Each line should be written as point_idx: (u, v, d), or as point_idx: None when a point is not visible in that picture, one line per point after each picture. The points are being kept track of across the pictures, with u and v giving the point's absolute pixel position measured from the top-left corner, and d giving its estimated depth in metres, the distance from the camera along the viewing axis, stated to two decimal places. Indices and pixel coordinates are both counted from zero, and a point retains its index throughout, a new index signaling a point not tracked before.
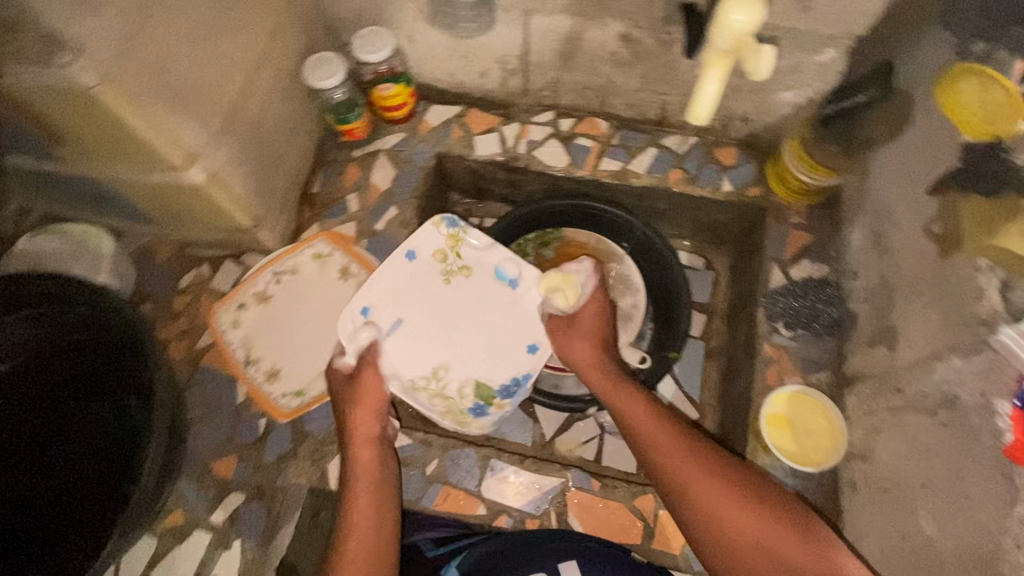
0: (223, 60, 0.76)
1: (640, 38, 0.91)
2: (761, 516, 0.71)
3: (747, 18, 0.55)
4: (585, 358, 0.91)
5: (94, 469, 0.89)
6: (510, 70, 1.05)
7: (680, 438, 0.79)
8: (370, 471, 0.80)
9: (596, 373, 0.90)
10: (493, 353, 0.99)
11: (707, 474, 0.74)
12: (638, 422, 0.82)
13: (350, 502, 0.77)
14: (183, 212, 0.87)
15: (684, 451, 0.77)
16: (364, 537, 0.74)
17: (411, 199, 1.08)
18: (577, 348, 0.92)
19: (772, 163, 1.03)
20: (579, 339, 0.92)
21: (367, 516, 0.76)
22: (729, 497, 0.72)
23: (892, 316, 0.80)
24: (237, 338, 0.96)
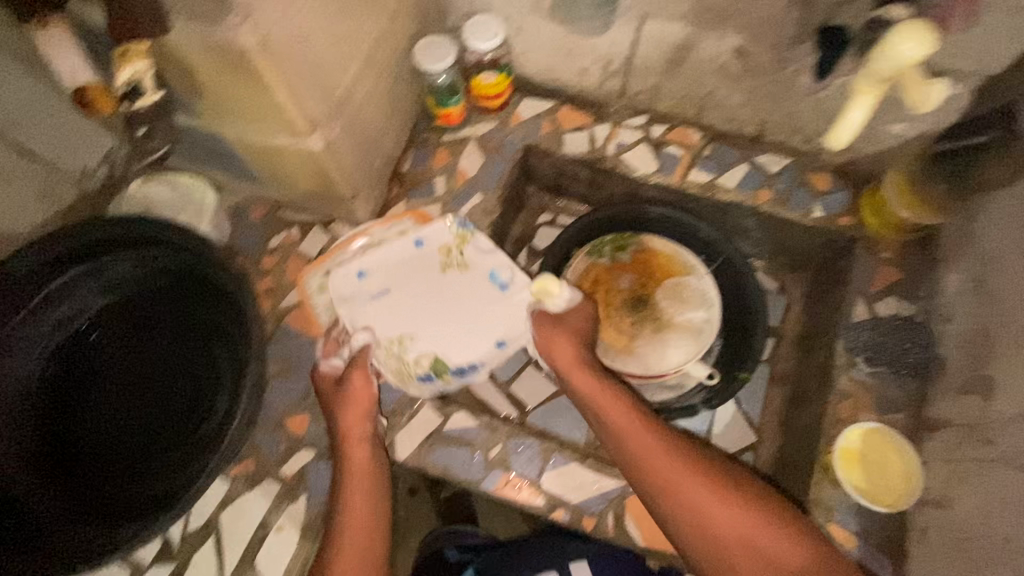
0: (354, 35, 0.79)
1: (756, 54, 0.90)
2: (749, 524, 0.74)
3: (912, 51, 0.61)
4: (569, 359, 0.88)
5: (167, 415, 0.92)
6: (612, 71, 1.05)
7: (666, 451, 0.80)
8: (360, 469, 0.83)
9: (579, 375, 0.87)
10: (461, 337, 0.97)
11: (695, 490, 0.76)
12: (624, 436, 0.82)
13: (343, 498, 0.81)
14: (290, 174, 0.91)
15: (673, 464, 0.78)
16: (358, 531, 0.79)
17: (496, 188, 1.09)
18: (560, 350, 0.88)
19: (868, 194, 1.01)
20: (565, 339, 0.89)
21: (360, 511, 0.80)
22: (716, 507, 0.75)
23: (991, 366, 0.78)
24: (324, 303, 0.98)
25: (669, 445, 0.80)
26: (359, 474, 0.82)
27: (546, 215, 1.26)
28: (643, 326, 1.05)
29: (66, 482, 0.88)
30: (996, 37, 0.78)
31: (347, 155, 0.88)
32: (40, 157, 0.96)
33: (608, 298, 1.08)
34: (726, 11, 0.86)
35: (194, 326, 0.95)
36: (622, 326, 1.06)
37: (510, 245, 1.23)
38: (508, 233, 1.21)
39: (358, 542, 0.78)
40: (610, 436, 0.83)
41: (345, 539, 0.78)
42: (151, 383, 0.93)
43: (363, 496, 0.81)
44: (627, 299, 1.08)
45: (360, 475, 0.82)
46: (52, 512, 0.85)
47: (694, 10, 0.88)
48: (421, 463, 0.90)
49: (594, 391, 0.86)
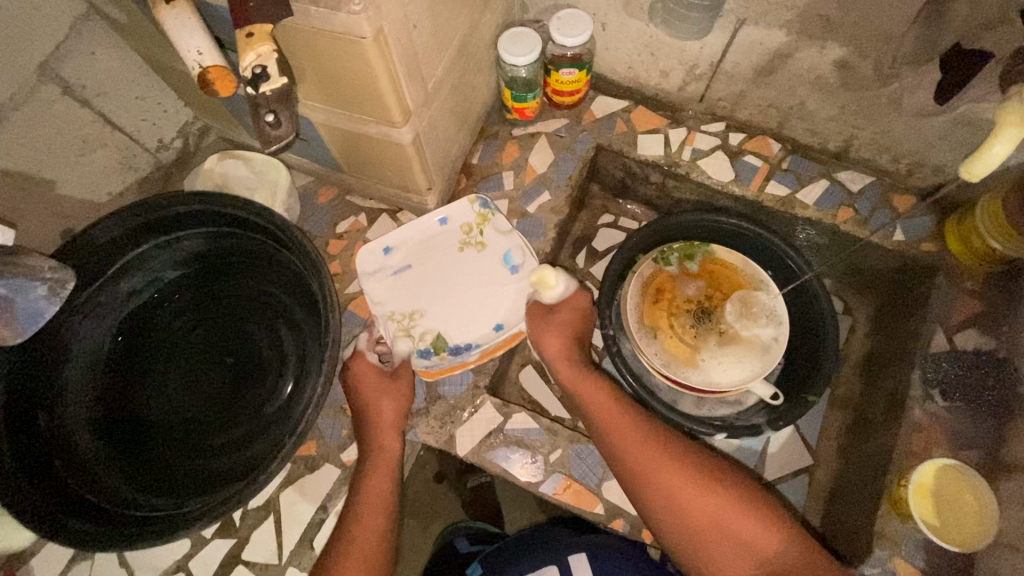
0: (450, 25, 0.78)
1: (858, 68, 0.87)
2: (729, 512, 0.76)
3: None
4: (557, 349, 0.90)
5: (231, 391, 0.92)
6: (696, 75, 1.02)
7: (654, 445, 0.81)
8: (385, 455, 0.84)
9: (562, 363, 0.90)
10: (466, 314, 0.96)
11: (677, 481, 0.78)
12: (611, 426, 0.84)
13: (364, 481, 0.82)
14: (370, 160, 0.90)
15: (659, 457, 0.80)
16: (375, 512, 0.80)
17: (565, 187, 1.08)
18: (550, 342, 0.91)
19: (955, 219, 0.96)
20: (554, 331, 0.91)
21: (380, 495, 0.82)
22: (700, 497, 0.77)
23: None
24: (383, 289, 0.96)
25: (656, 438, 0.82)
26: (382, 459, 0.84)
27: (607, 217, 1.24)
28: (706, 337, 1.04)
29: (134, 450, 0.89)
30: None
31: (429, 146, 0.88)
32: (122, 126, 0.98)
33: (674, 307, 1.06)
34: (834, 22, 0.83)
35: (261, 304, 0.95)
36: (686, 336, 1.04)
37: (569, 245, 1.21)
38: (569, 233, 1.19)
39: (373, 523, 0.79)
40: (593, 424, 0.86)
41: (360, 519, 0.79)
42: (218, 356, 0.94)
43: (383, 479, 0.82)
44: (692, 309, 1.06)
45: (387, 461, 0.84)
46: (120, 478, 0.87)
47: (799, 18, 0.85)
48: (480, 460, 0.90)
49: (580, 381, 0.89)
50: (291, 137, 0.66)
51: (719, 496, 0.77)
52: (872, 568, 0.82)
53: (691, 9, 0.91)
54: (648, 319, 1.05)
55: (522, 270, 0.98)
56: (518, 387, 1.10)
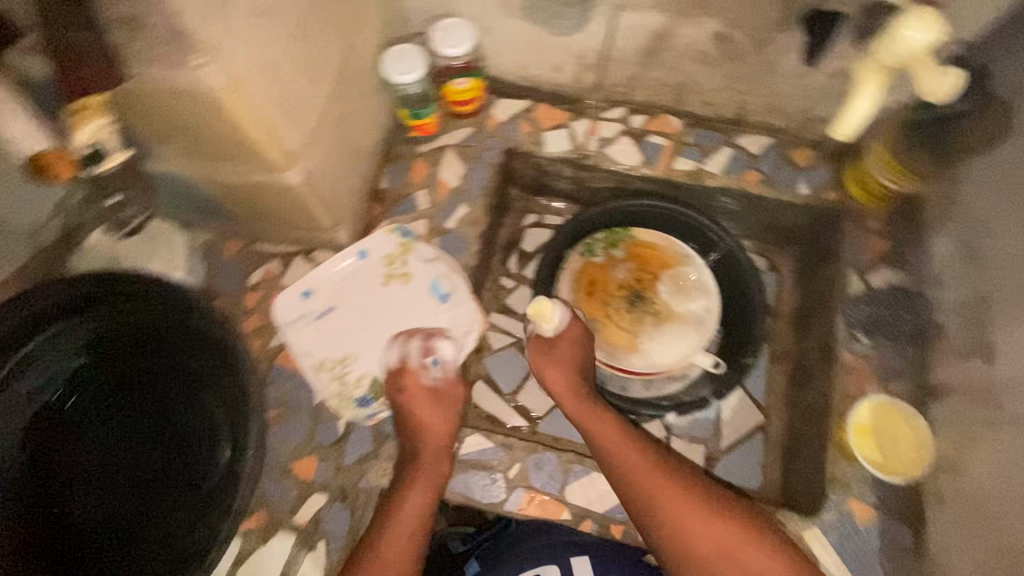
0: (319, 57, 0.74)
1: (734, 38, 0.89)
2: (735, 540, 0.77)
3: (923, 36, 0.61)
4: (560, 381, 0.91)
5: (161, 473, 0.86)
6: (587, 66, 1.03)
7: (660, 470, 0.82)
8: (425, 476, 0.83)
9: (568, 398, 0.91)
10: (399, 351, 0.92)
11: (680, 508, 0.79)
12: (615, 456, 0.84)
13: (399, 499, 0.81)
14: (267, 206, 0.86)
15: (665, 483, 0.81)
16: (403, 537, 0.78)
17: (480, 197, 1.06)
18: (553, 376, 0.92)
19: (851, 167, 1.01)
20: (555, 365, 0.91)
21: (413, 518, 0.80)
22: (705, 525, 0.78)
23: (990, 330, 0.79)
24: (309, 338, 0.92)
25: (662, 465, 0.83)
26: (422, 482, 0.82)
27: (531, 216, 1.23)
28: (643, 320, 1.06)
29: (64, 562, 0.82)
30: None
31: (324, 182, 0.84)
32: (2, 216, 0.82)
33: (608, 296, 1.09)
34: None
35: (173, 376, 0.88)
36: (625, 323, 1.07)
37: (498, 252, 1.19)
38: (495, 240, 1.18)
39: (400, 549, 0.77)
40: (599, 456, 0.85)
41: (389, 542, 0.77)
42: (144, 443, 0.87)
43: (419, 500, 0.81)
44: (626, 294, 1.09)
45: (425, 482, 0.82)
46: None
47: None
48: None
49: (584, 413, 0.90)
50: (138, 213, 0.83)
51: (725, 525, 0.78)
52: (829, 513, 0.85)
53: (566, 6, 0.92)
54: (585, 312, 1.08)
55: (452, 298, 0.95)
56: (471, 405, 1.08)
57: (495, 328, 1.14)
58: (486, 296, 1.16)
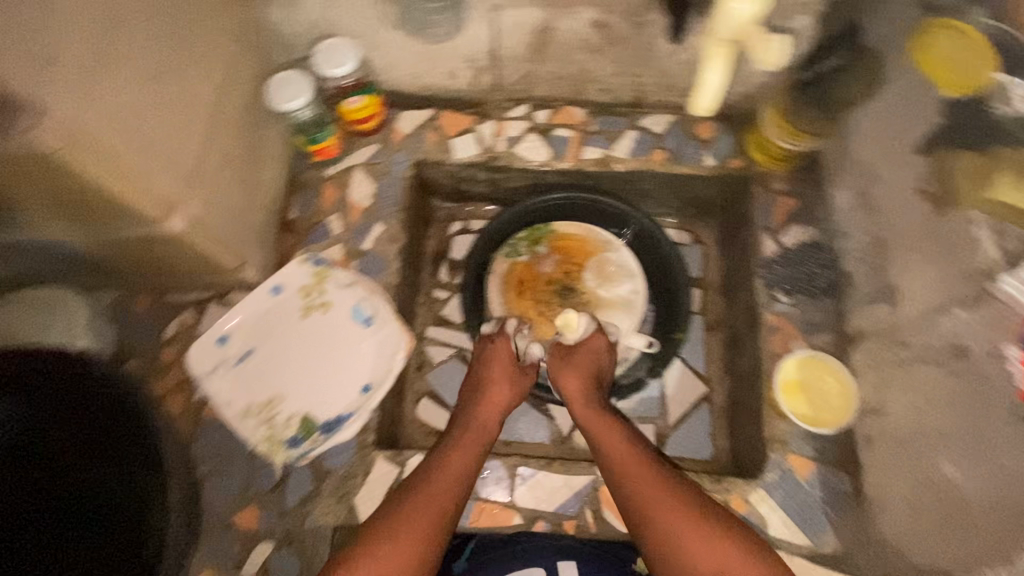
0: (184, 97, 0.72)
1: (614, 22, 0.90)
2: (737, 563, 0.69)
3: None
4: (578, 390, 0.90)
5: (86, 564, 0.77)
6: (481, 68, 1.02)
7: (664, 484, 0.77)
8: (466, 444, 0.82)
9: (581, 405, 0.89)
10: (326, 384, 0.90)
11: (680, 525, 0.72)
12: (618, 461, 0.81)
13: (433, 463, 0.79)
14: (161, 257, 0.82)
15: (667, 499, 0.75)
16: (427, 502, 0.74)
17: (396, 213, 1.03)
18: (569, 381, 0.91)
19: (751, 132, 1.03)
20: (574, 372, 0.91)
21: (444, 484, 0.77)
22: (704, 545, 0.71)
23: (890, 273, 0.82)
24: (231, 384, 0.89)
25: (667, 480, 0.77)
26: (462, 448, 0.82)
27: (456, 224, 1.21)
28: (574, 311, 1.07)
29: None
30: None
31: (216, 223, 0.81)
32: None
33: (537, 293, 1.09)
34: None
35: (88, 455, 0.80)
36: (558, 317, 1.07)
37: (426, 265, 1.17)
38: (420, 253, 1.16)
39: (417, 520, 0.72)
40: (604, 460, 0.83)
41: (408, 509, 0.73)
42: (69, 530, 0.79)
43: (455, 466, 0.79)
44: (555, 289, 1.09)
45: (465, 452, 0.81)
46: None
47: None
48: None
49: (595, 422, 0.87)
50: None
51: (731, 548, 0.70)
52: (771, 474, 0.86)
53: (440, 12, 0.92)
54: (517, 312, 1.07)
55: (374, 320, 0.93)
56: (418, 424, 1.06)
57: (434, 342, 1.12)
58: (419, 312, 1.14)
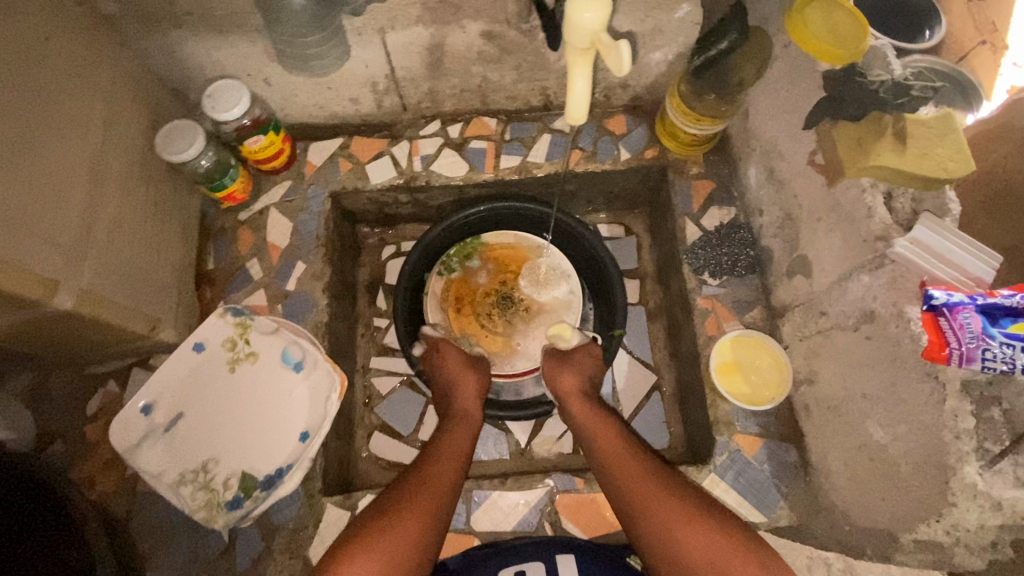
0: (54, 167, 0.67)
1: (503, 32, 0.90)
2: (723, 547, 0.69)
3: (596, 13, 0.49)
4: (574, 389, 0.92)
5: None
6: (382, 91, 1.00)
7: (655, 472, 0.78)
8: (455, 447, 0.83)
9: (577, 401, 0.91)
10: (264, 437, 0.86)
11: (672, 510, 0.73)
12: (612, 453, 0.82)
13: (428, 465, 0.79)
14: (60, 338, 0.77)
15: (661, 486, 0.76)
16: (425, 504, 0.73)
17: (316, 249, 1.00)
18: (565, 379, 0.94)
19: (660, 121, 1.04)
20: (571, 372, 0.95)
21: (441, 485, 0.77)
22: (696, 527, 0.71)
23: (802, 245, 0.84)
24: (156, 455, 0.84)
25: (657, 467, 0.79)
26: (453, 451, 0.82)
27: (389, 248, 1.19)
28: (514, 322, 1.07)
29: None
30: None
31: (115, 293, 0.77)
32: None
33: (476, 308, 1.08)
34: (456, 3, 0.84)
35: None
36: (501, 330, 1.06)
37: (362, 295, 1.15)
38: (353, 284, 1.13)
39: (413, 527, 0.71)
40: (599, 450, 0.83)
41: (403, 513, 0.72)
42: None
43: (450, 467, 0.79)
44: (493, 301, 1.08)
45: (455, 454, 0.82)
46: None
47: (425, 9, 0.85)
48: None
49: (590, 417, 0.88)
50: None
51: (719, 533, 0.70)
52: (720, 456, 0.87)
53: (318, 47, 0.86)
54: (458, 330, 1.06)
55: (306, 364, 0.90)
56: (373, 459, 1.04)
57: (378, 372, 1.10)
58: (361, 344, 1.11)
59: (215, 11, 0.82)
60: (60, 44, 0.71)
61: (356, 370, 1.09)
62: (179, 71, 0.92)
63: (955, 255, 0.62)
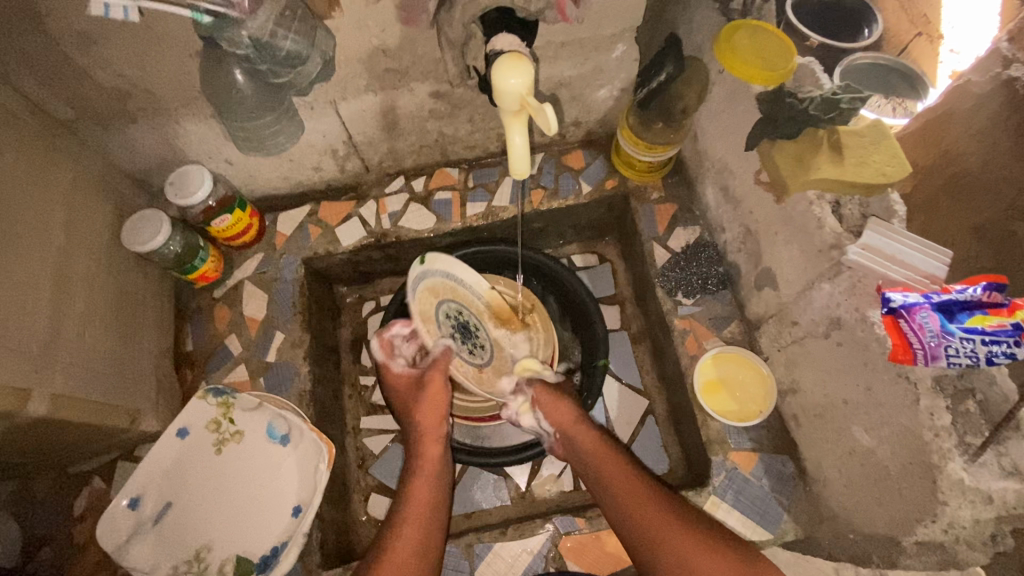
0: (18, 277, 0.68)
1: (450, 90, 0.93)
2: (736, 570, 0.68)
3: (521, 78, 0.54)
4: (566, 420, 0.89)
5: None
6: (343, 156, 1.03)
7: (659, 508, 0.75)
8: (422, 497, 0.81)
9: (581, 435, 0.87)
10: (255, 519, 0.85)
11: (685, 545, 0.71)
12: (619, 492, 0.79)
13: (397, 526, 0.78)
14: (44, 443, 0.76)
15: (657, 515, 0.74)
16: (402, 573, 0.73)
17: (294, 316, 1.00)
18: (562, 412, 0.89)
19: (616, 153, 1.07)
20: (567, 404, 0.90)
21: (411, 548, 0.75)
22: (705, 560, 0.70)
23: (764, 258, 0.86)
24: (146, 551, 0.82)
25: (665, 501, 0.76)
26: (423, 504, 0.80)
27: (368, 304, 1.20)
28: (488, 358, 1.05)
29: None
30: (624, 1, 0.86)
31: (89, 391, 0.77)
32: None
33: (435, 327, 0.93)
34: (400, 69, 0.87)
35: None
36: (465, 364, 0.95)
37: (345, 355, 1.15)
38: (334, 346, 1.13)
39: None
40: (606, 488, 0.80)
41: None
42: None
43: (420, 529, 0.77)
44: (454, 323, 0.92)
45: (422, 505, 0.80)
46: None
47: (372, 78, 0.88)
48: None
49: (598, 451, 0.85)
50: None
51: (720, 556, 0.70)
52: (718, 477, 0.86)
53: (271, 126, 0.88)
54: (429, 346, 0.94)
55: (293, 437, 0.89)
56: (373, 521, 1.02)
57: (369, 432, 1.09)
58: (349, 405, 1.10)
59: (167, 104, 0.84)
60: (19, 155, 0.72)
61: (346, 433, 1.08)
62: (141, 162, 0.94)
63: (906, 255, 0.64)
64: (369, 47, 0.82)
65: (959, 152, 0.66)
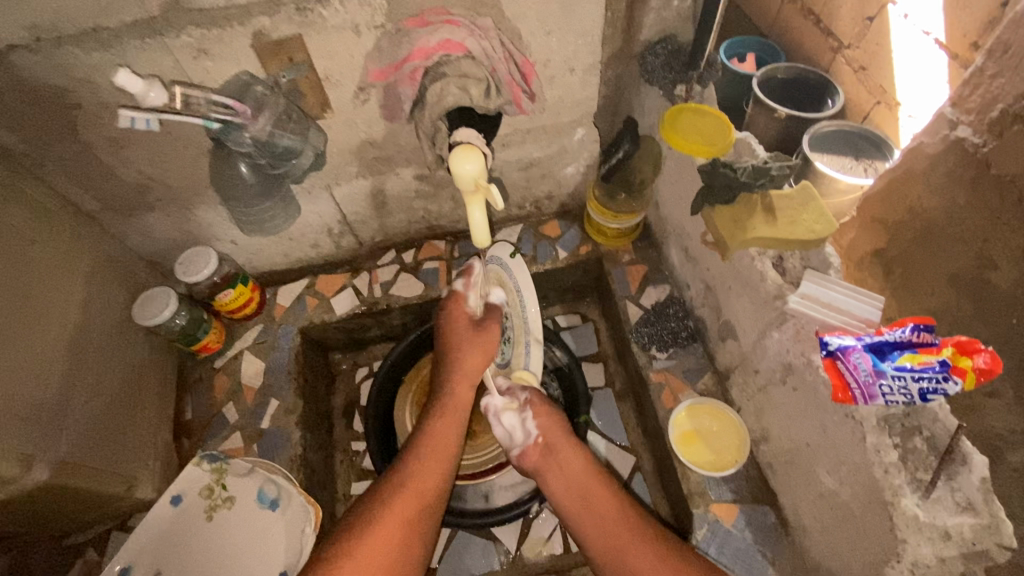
0: (32, 350, 0.75)
1: (431, 174, 1.05)
2: None
3: (474, 164, 0.64)
4: (554, 432, 0.82)
5: None
6: (338, 234, 1.13)
7: (633, 535, 0.71)
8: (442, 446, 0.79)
9: (566, 447, 0.81)
10: None
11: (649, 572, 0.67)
12: (594, 515, 0.74)
13: (412, 471, 0.75)
14: (43, 514, 0.80)
15: (629, 542, 0.70)
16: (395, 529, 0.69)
17: (288, 383, 1.06)
18: (548, 422, 0.83)
19: (588, 221, 1.17)
20: (555, 416, 0.84)
21: (418, 499, 0.72)
22: None
23: (725, 312, 0.92)
24: None
25: (641, 530, 0.71)
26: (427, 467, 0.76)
27: (362, 370, 1.25)
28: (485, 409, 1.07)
29: None
30: (582, 96, 0.99)
31: (90, 459, 0.82)
32: None
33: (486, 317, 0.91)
34: (385, 157, 0.99)
35: None
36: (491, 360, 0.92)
37: (339, 421, 1.19)
38: (328, 412, 1.17)
39: (383, 560, 0.66)
40: (587, 503, 0.75)
41: (370, 547, 0.66)
42: None
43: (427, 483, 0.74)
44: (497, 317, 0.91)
45: (435, 465, 0.76)
46: None
47: (362, 165, 0.99)
48: None
49: (580, 466, 0.79)
50: None
51: None
52: (701, 530, 0.86)
53: (270, 214, 0.95)
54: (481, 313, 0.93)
55: (282, 501, 0.91)
56: None
57: None
58: (340, 471, 1.13)
59: (180, 195, 0.95)
60: (45, 244, 0.81)
61: (337, 499, 1.09)
62: (155, 247, 1.04)
63: (842, 303, 0.69)
64: (358, 140, 0.94)
65: (924, 207, 0.63)
